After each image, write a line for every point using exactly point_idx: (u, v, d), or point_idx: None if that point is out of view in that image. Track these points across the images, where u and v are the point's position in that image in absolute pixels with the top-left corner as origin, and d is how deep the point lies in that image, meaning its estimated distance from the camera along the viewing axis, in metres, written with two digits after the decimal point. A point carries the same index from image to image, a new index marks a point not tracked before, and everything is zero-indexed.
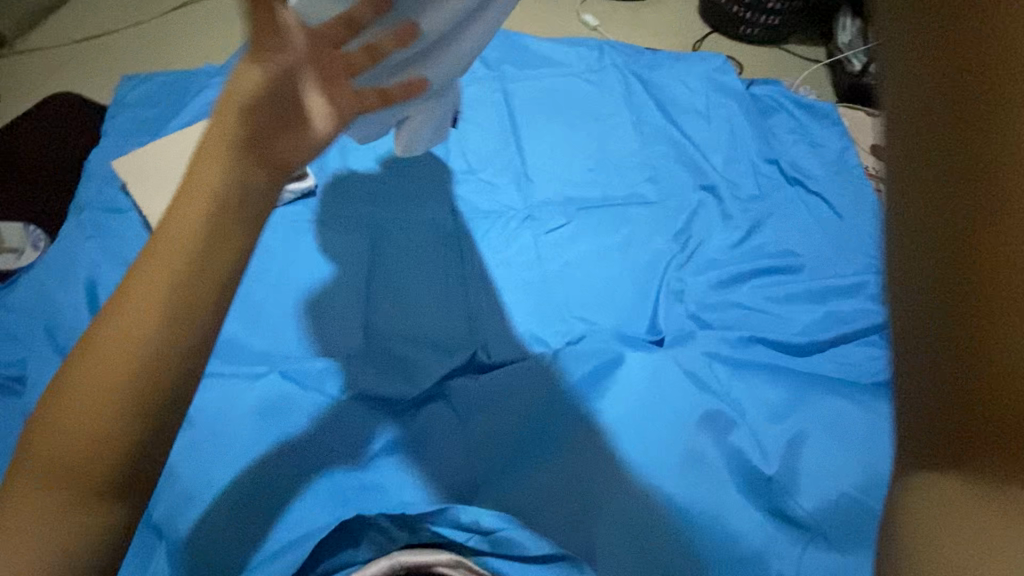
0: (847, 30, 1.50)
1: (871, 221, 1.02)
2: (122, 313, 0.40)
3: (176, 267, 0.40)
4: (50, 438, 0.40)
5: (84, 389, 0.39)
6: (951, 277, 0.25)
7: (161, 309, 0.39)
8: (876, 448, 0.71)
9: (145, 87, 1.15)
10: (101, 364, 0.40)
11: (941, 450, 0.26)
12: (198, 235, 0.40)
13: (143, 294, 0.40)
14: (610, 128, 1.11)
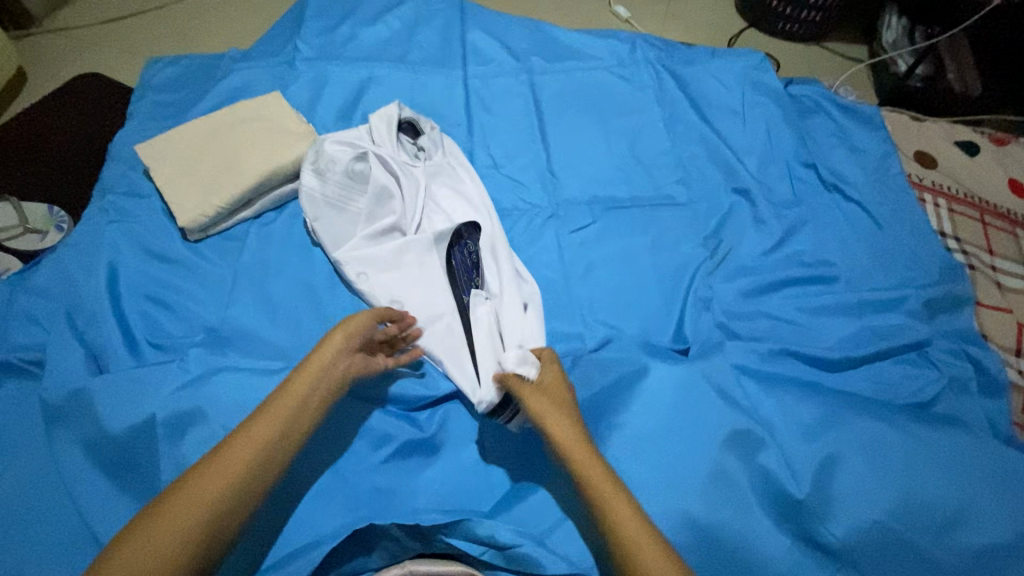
0: (892, 28, 1.44)
1: (913, 232, 0.97)
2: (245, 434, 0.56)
3: (284, 414, 0.59)
4: (160, 525, 0.50)
5: (205, 487, 0.53)
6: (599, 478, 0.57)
7: (274, 437, 0.57)
8: (914, 475, 0.68)
9: (171, 70, 1.14)
10: (209, 475, 0.53)
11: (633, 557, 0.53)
12: (321, 384, 0.62)
13: (259, 425, 0.57)
14: (639, 125, 1.07)
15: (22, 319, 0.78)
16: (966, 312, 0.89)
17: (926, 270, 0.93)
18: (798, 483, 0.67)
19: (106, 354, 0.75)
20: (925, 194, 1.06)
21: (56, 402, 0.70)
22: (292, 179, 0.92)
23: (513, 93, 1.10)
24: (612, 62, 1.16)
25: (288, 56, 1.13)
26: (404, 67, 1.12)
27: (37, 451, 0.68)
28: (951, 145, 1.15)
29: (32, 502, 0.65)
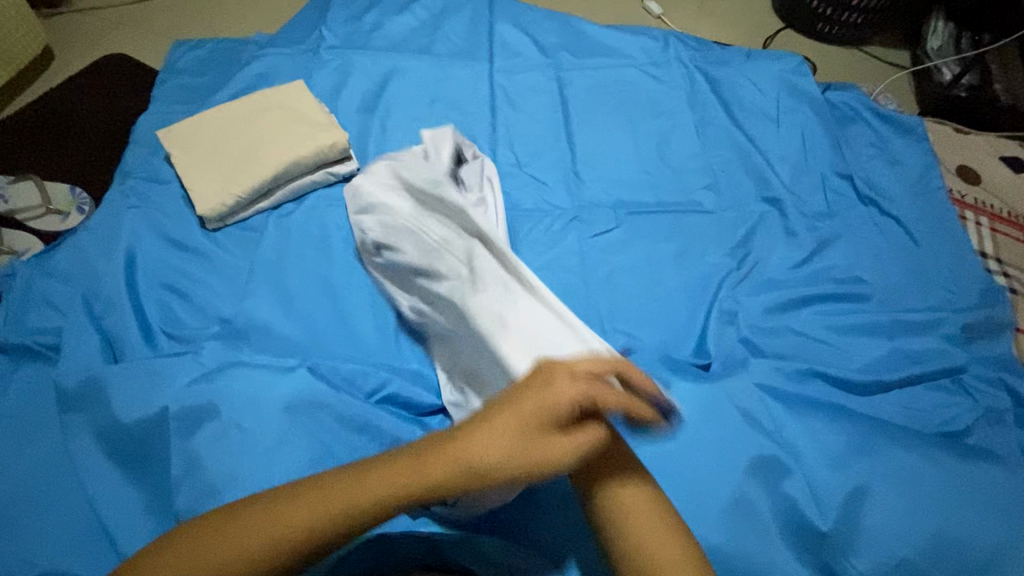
0: (938, 34, 1.37)
1: (952, 251, 0.93)
2: (390, 466, 0.47)
3: (424, 476, 0.46)
4: (247, 529, 0.45)
5: (313, 508, 0.45)
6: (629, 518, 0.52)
7: (407, 494, 0.46)
8: (944, 511, 0.65)
9: (196, 53, 1.13)
10: (334, 491, 0.46)
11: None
12: (470, 457, 0.46)
13: (407, 472, 0.47)
14: (670, 127, 1.04)
15: (41, 303, 0.78)
16: (1005, 339, 0.85)
17: (964, 293, 0.88)
18: (823, 513, 0.65)
19: (121, 342, 0.75)
20: (966, 212, 1.02)
21: (70, 389, 0.70)
22: (313, 172, 0.90)
23: (540, 90, 1.07)
24: (644, 60, 1.13)
25: (313, 44, 1.12)
26: (430, 59, 1.09)
27: (51, 436, 0.68)
28: (996, 161, 1.10)
29: (44, 489, 0.65)
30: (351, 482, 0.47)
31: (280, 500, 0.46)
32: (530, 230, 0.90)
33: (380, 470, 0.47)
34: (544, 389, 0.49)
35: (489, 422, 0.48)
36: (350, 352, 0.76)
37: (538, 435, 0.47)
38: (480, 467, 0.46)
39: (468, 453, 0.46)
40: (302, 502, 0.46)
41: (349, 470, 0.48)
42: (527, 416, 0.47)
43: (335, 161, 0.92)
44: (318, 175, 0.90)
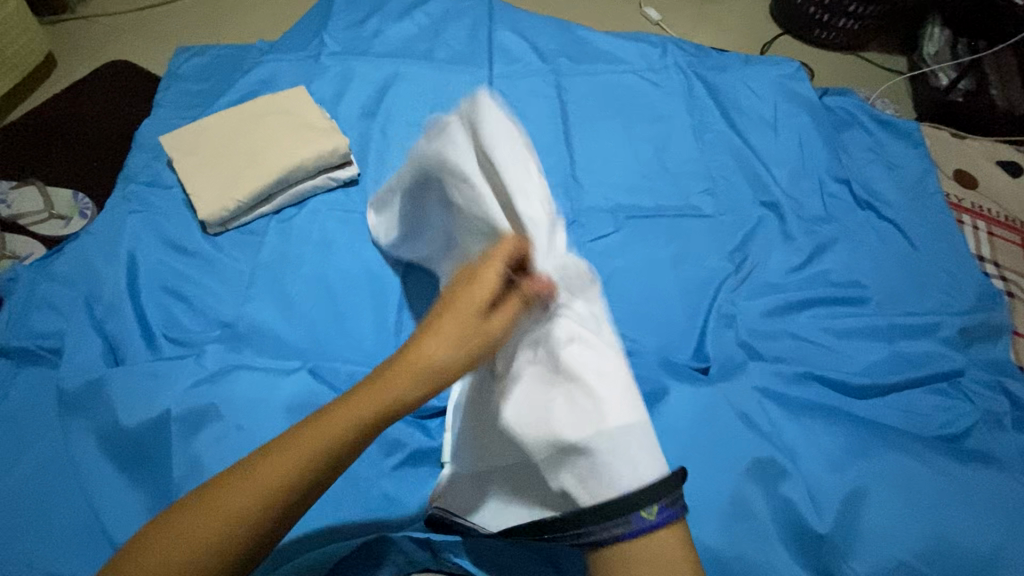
0: (934, 40, 1.40)
1: (949, 255, 0.93)
2: (346, 400, 0.44)
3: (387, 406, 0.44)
4: (225, 508, 0.41)
5: (284, 473, 0.42)
6: None
7: (367, 421, 0.43)
8: (942, 514, 0.65)
9: (199, 59, 1.14)
10: (300, 451, 0.43)
11: None
12: (426, 372, 0.44)
13: (367, 400, 0.43)
14: (668, 132, 1.05)
15: (43, 306, 0.79)
16: (1003, 342, 0.85)
17: (962, 297, 0.89)
18: (821, 516, 0.65)
19: (122, 345, 0.75)
20: (963, 216, 1.02)
21: (71, 392, 0.70)
22: (314, 177, 0.91)
23: (540, 95, 1.08)
24: (642, 66, 1.14)
25: (314, 51, 1.13)
26: (430, 64, 1.10)
27: (52, 439, 0.68)
28: (993, 166, 1.10)
29: (45, 491, 0.65)
30: (313, 425, 0.44)
31: (215, 486, 0.43)
32: None
33: (335, 407, 0.44)
34: (467, 284, 0.46)
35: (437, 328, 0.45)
36: (350, 355, 0.77)
37: (482, 332, 0.45)
38: (429, 374, 0.44)
39: (404, 376, 0.44)
40: (270, 464, 0.43)
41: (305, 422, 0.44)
42: (464, 321, 0.45)
43: (336, 166, 0.93)
44: (319, 180, 0.91)
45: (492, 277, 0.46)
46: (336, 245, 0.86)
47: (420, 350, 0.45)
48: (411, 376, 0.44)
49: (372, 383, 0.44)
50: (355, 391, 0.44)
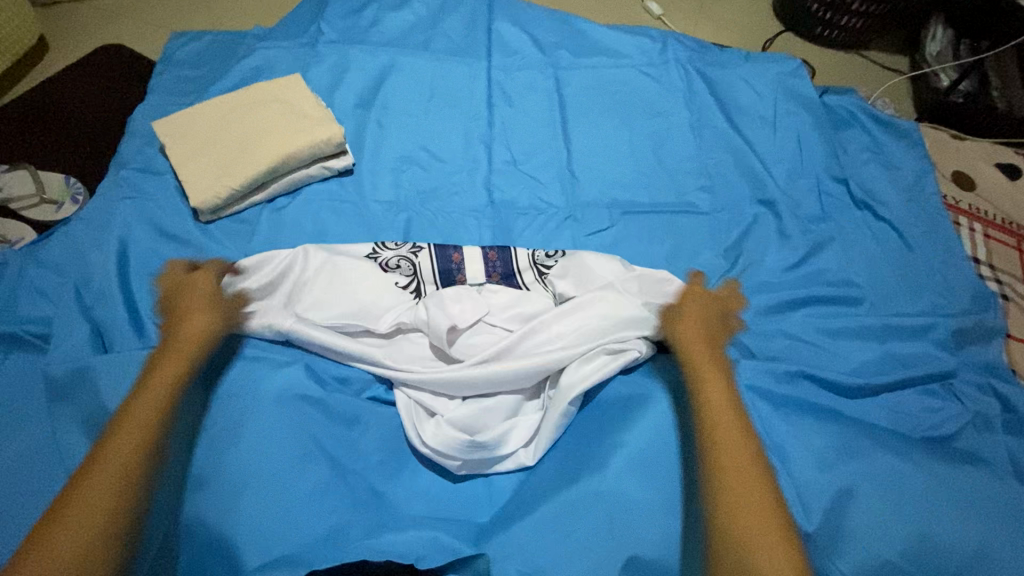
0: (936, 40, 1.38)
1: (943, 257, 0.93)
2: (78, 495, 0.49)
3: (133, 434, 0.55)
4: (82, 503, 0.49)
5: (91, 495, 0.49)
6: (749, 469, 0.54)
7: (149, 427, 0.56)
8: (929, 513, 0.65)
9: (194, 45, 1.12)
10: (99, 472, 0.51)
11: (752, 509, 0.51)
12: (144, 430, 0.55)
13: (109, 461, 0.52)
14: (664, 127, 1.04)
15: (31, 292, 0.78)
16: (995, 344, 0.86)
17: (955, 298, 0.89)
18: (807, 514, 0.65)
19: (111, 331, 0.74)
20: (960, 218, 1.03)
21: (59, 378, 0.69)
22: (307, 165, 0.91)
23: (538, 88, 1.07)
24: (642, 60, 1.13)
25: (311, 39, 1.11)
26: (428, 54, 1.09)
27: (35, 425, 0.68)
28: (992, 168, 1.10)
29: (27, 479, 0.64)
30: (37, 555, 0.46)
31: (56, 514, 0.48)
32: (524, 229, 0.91)
33: (74, 498, 0.49)
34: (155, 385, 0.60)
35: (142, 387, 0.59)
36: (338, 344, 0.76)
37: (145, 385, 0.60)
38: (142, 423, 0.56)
39: (140, 416, 0.56)
40: (95, 482, 0.50)
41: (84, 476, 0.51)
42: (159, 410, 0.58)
43: (330, 155, 0.93)
44: (312, 169, 0.91)
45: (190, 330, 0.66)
46: (329, 237, 0.87)
47: (130, 415, 0.56)
48: (151, 413, 0.57)
49: (110, 446, 0.53)
50: (100, 450, 0.53)
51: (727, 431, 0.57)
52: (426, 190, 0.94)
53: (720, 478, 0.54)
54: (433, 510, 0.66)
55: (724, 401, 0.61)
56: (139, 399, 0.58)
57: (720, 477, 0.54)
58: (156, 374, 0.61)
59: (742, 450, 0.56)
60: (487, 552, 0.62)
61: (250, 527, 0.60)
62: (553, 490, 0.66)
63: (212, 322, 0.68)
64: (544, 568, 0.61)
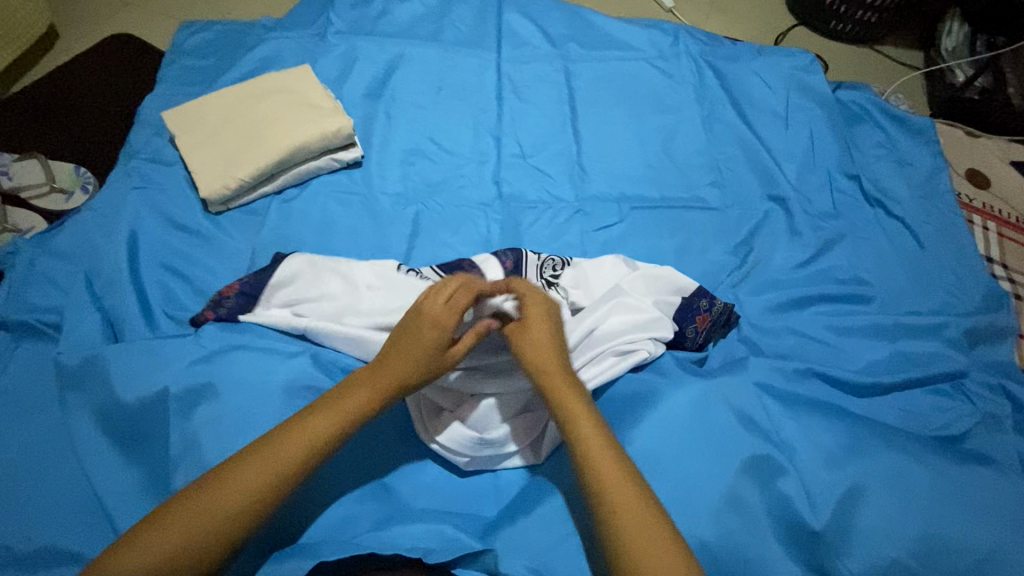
0: (952, 35, 1.37)
1: (956, 256, 0.92)
2: (245, 467, 0.54)
3: (297, 454, 0.55)
4: (222, 502, 0.52)
5: (234, 491, 0.53)
6: (634, 488, 0.53)
7: (314, 452, 0.56)
8: (938, 513, 0.65)
9: (203, 35, 1.12)
10: (252, 472, 0.54)
11: (649, 530, 0.50)
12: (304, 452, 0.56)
13: (274, 458, 0.55)
14: (675, 121, 1.03)
15: (43, 281, 0.78)
16: (1008, 343, 0.85)
17: (967, 297, 0.88)
18: (816, 513, 0.65)
19: (122, 320, 0.75)
20: (973, 216, 1.02)
21: (69, 366, 0.70)
22: (316, 157, 0.91)
23: (548, 80, 1.06)
24: (653, 53, 1.12)
25: (320, 29, 1.10)
26: (437, 46, 1.08)
27: (46, 413, 0.68)
28: (1007, 166, 1.09)
29: (40, 466, 0.64)
30: (201, 499, 0.52)
31: (205, 493, 0.53)
32: (532, 223, 0.91)
33: (240, 472, 0.54)
34: (342, 401, 0.59)
35: (332, 405, 0.59)
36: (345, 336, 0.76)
37: (336, 399, 0.59)
38: (311, 449, 0.56)
39: (317, 427, 0.57)
40: (245, 478, 0.54)
41: (239, 465, 0.54)
42: (333, 433, 0.57)
43: (339, 147, 0.92)
44: (321, 161, 0.91)
45: (411, 350, 0.61)
46: (338, 229, 0.87)
47: (312, 422, 0.57)
48: (326, 431, 0.57)
49: (286, 441, 0.56)
50: (276, 439, 0.56)
51: (598, 451, 0.55)
52: (435, 183, 0.94)
53: (604, 502, 0.53)
54: (440, 503, 0.66)
55: (586, 418, 0.58)
56: (323, 407, 0.59)
57: (601, 499, 0.53)
58: (348, 385, 0.60)
59: (613, 467, 0.54)
60: (495, 548, 0.61)
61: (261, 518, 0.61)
62: (560, 485, 0.66)
63: (414, 360, 0.61)
64: (550, 563, 0.61)
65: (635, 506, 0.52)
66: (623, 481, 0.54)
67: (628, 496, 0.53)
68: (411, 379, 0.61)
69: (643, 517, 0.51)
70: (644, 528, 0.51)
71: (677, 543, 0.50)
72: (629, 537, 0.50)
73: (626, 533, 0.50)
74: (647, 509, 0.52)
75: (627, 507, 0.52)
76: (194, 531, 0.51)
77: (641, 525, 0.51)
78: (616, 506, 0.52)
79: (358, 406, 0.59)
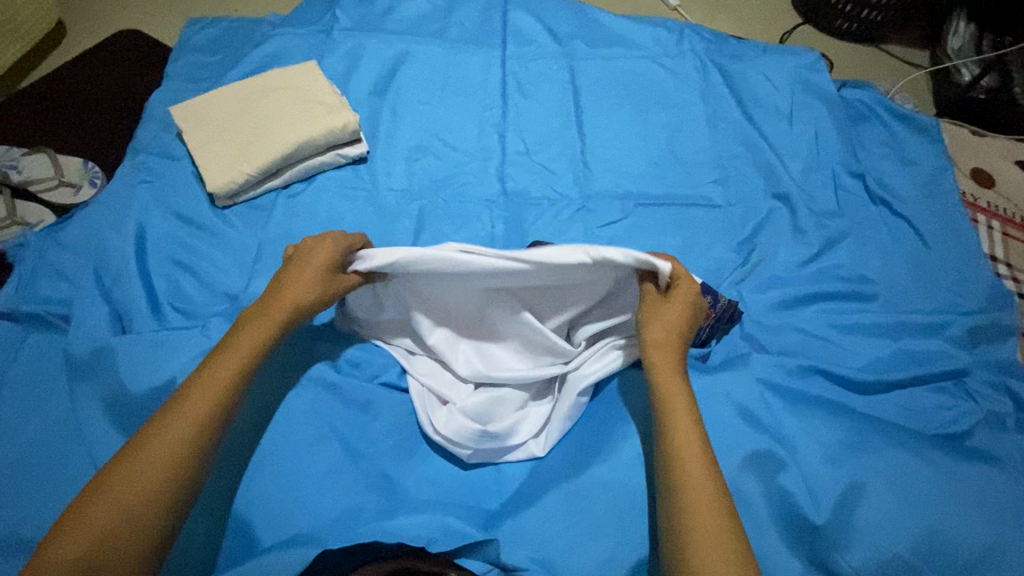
0: (958, 35, 1.35)
1: (960, 254, 0.92)
2: (162, 431, 0.52)
3: (208, 402, 0.55)
4: (140, 471, 0.50)
5: (151, 456, 0.51)
6: (710, 491, 0.51)
7: (222, 396, 0.56)
8: (939, 510, 0.65)
9: (209, 31, 1.13)
10: (166, 432, 0.52)
11: (713, 533, 0.48)
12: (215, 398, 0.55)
13: (189, 414, 0.54)
14: (679, 119, 1.03)
15: (52, 273, 0.79)
16: (1012, 342, 0.84)
17: (971, 296, 0.88)
18: (817, 508, 0.65)
19: (130, 313, 0.76)
20: (978, 215, 1.02)
21: (79, 357, 0.71)
22: (322, 153, 0.92)
23: (553, 77, 1.07)
24: (657, 51, 1.12)
25: (326, 26, 1.11)
26: (442, 43, 1.09)
27: (55, 402, 0.69)
28: (1012, 165, 1.09)
29: (49, 455, 0.65)
30: (124, 474, 0.49)
31: (117, 471, 0.50)
32: (537, 220, 0.91)
33: (156, 440, 0.52)
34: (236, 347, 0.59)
35: (225, 353, 0.59)
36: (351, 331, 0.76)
37: (228, 346, 0.59)
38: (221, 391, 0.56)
39: (220, 373, 0.57)
40: (158, 441, 0.52)
41: (150, 434, 0.52)
42: (237, 376, 0.58)
43: (345, 143, 0.93)
44: (327, 156, 0.92)
45: (302, 283, 0.64)
46: (343, 224, 0.88)
47: (213, 371, 0.57)
48: (233, 374, 0.57)
49: (193, 395, 0.55)
50: (185, 399, 0.55)
51: (683, 424, 0.56)
52: (439, 179, 0.94)
53: (675, 473, 0.53)
54: (444, 495, 0.67)
55: (684, 403, 0.57)
56: (219, 357, 0.58)
57: (680, 489, 0.52)
58: (241, 333, 0.61)
59: (694, 445, 0.54)
60: (497, 539, 0.62)
61: (265, 506, 0.62)
62: (562, 478, 0.67)
63: (309, 293, 0.63)
64: (552, 555, 0.62)
65: (706, 510, 0.50)
66: (701, 484, 0.51)
67: (703, 499, 0.50)
68: (302, 307, 0.63)
69: (714, 523, 0.49)
70: (709, 532, 0.48)
71: (736, 527, 0.49)
72: (694, 536, 0.48)
73: (693, 532, 0.49)
74: (721, 514, 0.50)
75: (699, 508, 0.50)
76: (118, 511, 0.48)
77: (708, 528, 0.49)
78: (692, 504, 0.50)
79: (257, 345, 0.60)
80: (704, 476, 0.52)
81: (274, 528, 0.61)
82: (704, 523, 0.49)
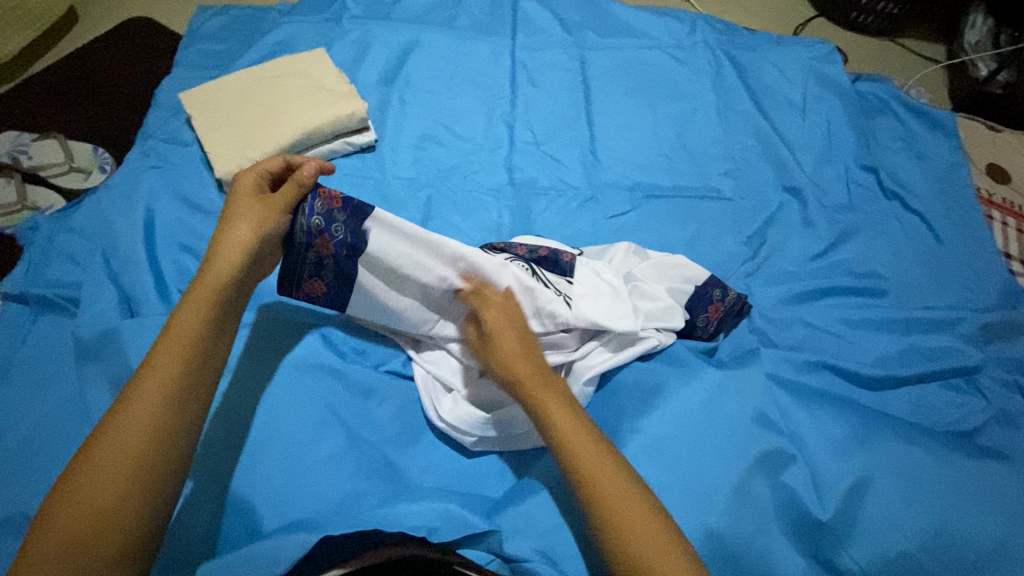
0: (976, 28, 1.33)
1: (974, 250, 0.91)
2: (114, 433, 0.49)
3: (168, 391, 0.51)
4: (101, 477, 0.47)
5: (111, 459, 0.47)
6: (641, 494, 0.52)
7: (182, 380, 0.52)
8: (945, 506, 0.64)
9: (220, 18, 1.13)
10: (126, 431, 0.49)
11: (658, 538, 0.49)
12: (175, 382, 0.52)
13: (127, 421, 0.49)
14: (690, 110, 1.03)
15: (61, 257, 0.80)
16: None
17: (983, 293, 0.87)
18: (823, 504, 0.65)
19: (136, 297, 0.75)
20: (992, 211, 1.00)
21: (86, 341, 0.71)
22: (330, 140, 0.92)
23: (563, 68, 1.06)
24: (669, 42, 1.11)
25: (335, 14, 1.11)
26: (452, 32, 1.08)
27: (63, 385, 0.69)
28: None
29: (55, 437, 0.66)
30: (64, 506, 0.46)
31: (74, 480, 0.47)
32: (544, 210, 0.91)
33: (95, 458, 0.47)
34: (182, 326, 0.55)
35: (168, 336, 0.54)
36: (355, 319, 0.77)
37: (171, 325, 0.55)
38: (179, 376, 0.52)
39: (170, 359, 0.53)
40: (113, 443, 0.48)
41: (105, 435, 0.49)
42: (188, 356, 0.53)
43: (353, 131, 0.93)
44: (335, 144, 0.92)
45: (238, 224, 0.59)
46: None
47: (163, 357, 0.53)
48: (180, 363, 0.53)
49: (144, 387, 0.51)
50: (120, 408, 0.50)
51: (570, 426, 0.55)
52: (447, 168, 0.94)
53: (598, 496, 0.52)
54: (447, 484, 0.67)
55: (562, 406, 0.56)
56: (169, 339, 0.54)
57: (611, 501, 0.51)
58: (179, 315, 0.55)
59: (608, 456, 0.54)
60: (500, 529, 0.61)
61: (268, 490, 0.62)
62: (564, 469, 0.66)
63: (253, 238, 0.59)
64: (553, 545, 0.61)
65: (648, 513, 0.51)
66: (631, 489, 0.52)
67: (640, 505, 0.51)
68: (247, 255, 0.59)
69: (654, 525, 0.50)
70: (653, 535, 0.49)
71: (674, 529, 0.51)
72: (640, 546, 0.49)
73: (641, 542, 0.49)
74: (652, 515, 0.51)
75: (638, 514, 0.50)
76: (79, 520, 0.45)
77: (652, 532, 0.50)
78: (625, 513, 0.50)
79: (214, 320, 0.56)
80: (625, 482, 0.52)
81: (272, 511, 0.61)
82: (642, 531, 0.49)
